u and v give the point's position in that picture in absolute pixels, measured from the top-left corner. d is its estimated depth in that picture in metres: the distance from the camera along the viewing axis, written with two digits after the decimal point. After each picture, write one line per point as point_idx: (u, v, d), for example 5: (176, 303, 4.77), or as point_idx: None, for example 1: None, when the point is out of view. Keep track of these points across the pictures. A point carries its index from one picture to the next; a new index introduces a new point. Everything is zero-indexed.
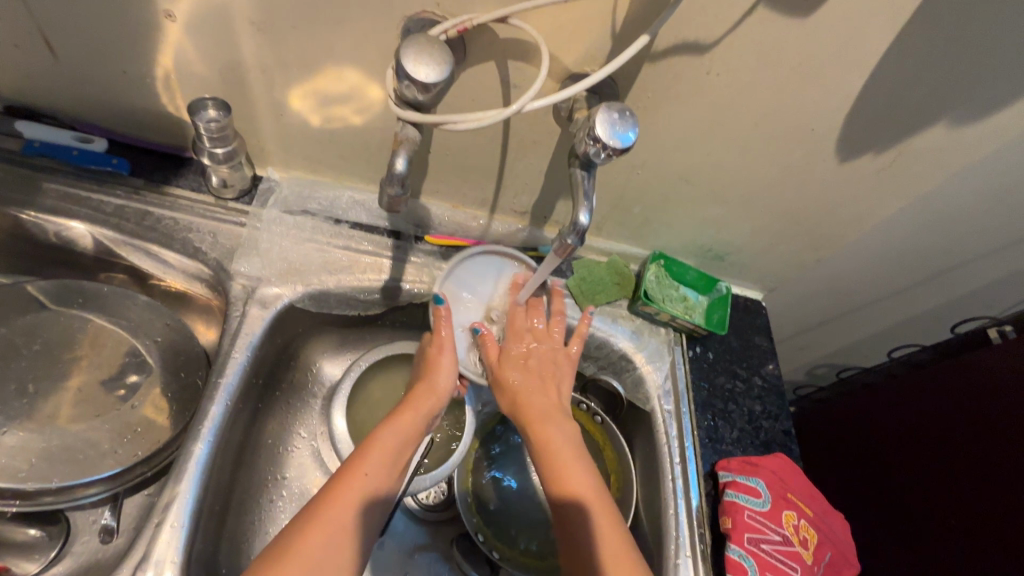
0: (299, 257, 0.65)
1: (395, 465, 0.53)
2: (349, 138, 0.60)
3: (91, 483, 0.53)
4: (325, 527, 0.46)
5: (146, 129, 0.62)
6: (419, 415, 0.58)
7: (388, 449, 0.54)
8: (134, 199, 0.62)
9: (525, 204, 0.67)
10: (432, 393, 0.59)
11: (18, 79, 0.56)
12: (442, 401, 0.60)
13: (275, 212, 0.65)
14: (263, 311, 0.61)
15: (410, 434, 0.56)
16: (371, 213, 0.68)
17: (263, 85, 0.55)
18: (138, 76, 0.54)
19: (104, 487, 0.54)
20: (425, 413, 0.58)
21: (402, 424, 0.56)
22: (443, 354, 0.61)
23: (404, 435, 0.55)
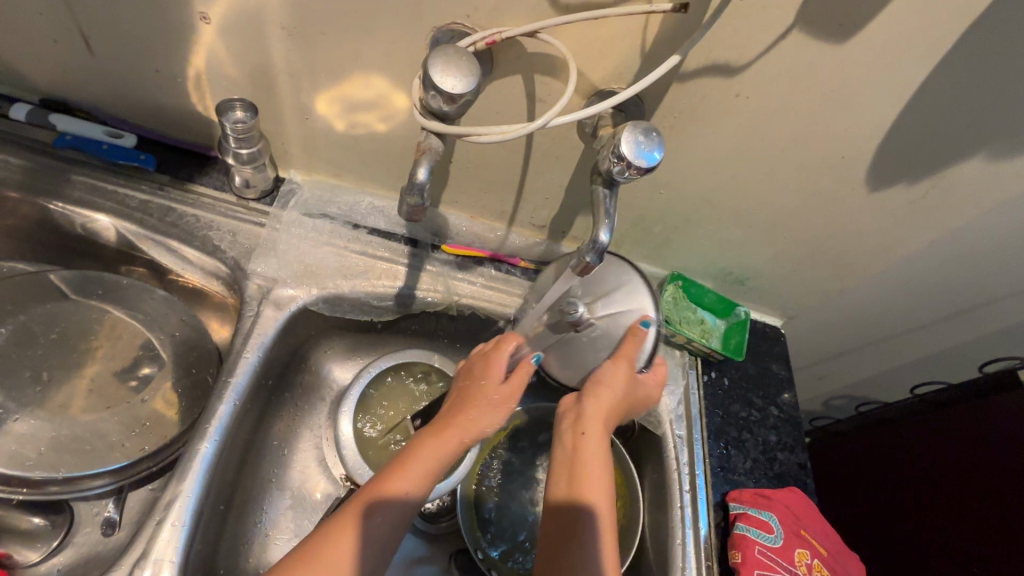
0: (315, 260, 0.65)
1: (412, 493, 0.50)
2: (372, 144, 0.60)
3: (97, 475, 0.54)
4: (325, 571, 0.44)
5: (176, 126, 0.63)
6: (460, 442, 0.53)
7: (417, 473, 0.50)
8: (158, 195, 0.63)
9: (544, 218, 0.66)
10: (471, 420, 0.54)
11: (56, 74, 0.57)
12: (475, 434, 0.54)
13: (295, 214, 0.65)
14: (277, 312, 0.61)
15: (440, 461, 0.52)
16: (389, 219, 0.68)
17: (291, 89, 0.55)
18: (170, 76, 0.55)
19: (111, 479, 0.55)
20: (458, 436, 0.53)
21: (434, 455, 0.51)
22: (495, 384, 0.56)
23: (440, 462, 0.51)
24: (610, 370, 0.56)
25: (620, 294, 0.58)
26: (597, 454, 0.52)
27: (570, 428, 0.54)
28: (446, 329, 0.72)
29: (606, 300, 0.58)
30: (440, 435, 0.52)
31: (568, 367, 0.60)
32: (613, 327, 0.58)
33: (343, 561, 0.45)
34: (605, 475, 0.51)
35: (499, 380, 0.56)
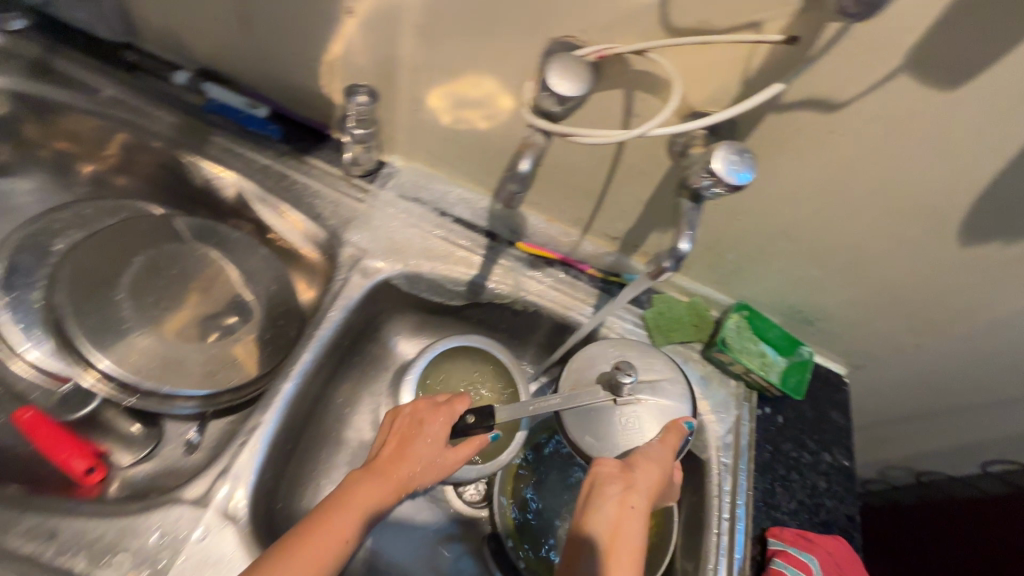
0: (403, 239, 0.70)
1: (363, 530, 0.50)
2: (471, 140, 0.66)
3: (186, 396, 0.61)
4: None
5: (302, 104, 0.71)
6: (396, 482, 0.54)
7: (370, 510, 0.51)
8: (277, 162, 0.69)
9: (619, 230, 0.69)
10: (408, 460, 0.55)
11: (217, 48, 0.67)
12: (418, 477, 0.55)
13: (391, 195, 0.71)
14: (363, 280, 0.67)
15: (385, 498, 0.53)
16: (474, 211, 0.73)
17: (410, 82, 0.61)
18: (308, 59, 0.63)
19: (196, 404, 0.61)
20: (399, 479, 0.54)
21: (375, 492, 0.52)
22: (431, 432, 0.57)
23: (386, 497, 0.53)
24: (657, 451, 0.55)
25: (666, 387, 0.62)
26: (636, 526, 0.48)
27: (620, 495, 0.50)
28: (509, 322, 0.76)
29: (654, 389, 0.61)
30: (388, 474, 0.53)
31: (590, 433, 0.58)
32: (655, 417, 0.60)
33: None
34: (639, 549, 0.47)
35: (437, 432, 0.57)
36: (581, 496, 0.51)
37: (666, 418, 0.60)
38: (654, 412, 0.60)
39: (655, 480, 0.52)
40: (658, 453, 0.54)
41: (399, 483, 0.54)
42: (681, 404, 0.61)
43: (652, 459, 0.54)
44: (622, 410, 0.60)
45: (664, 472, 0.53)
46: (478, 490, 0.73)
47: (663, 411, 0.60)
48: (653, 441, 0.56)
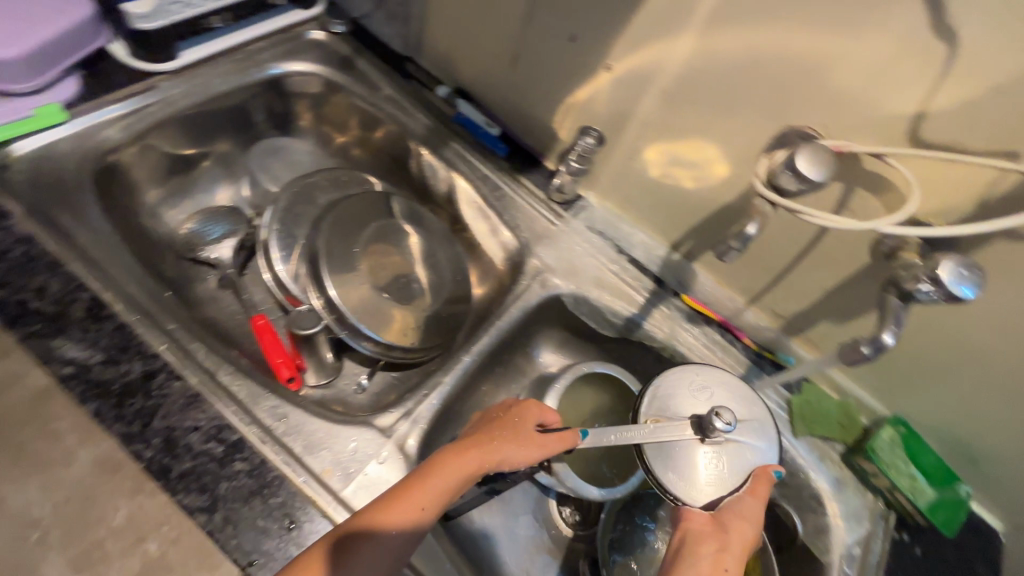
0: (581, 264, 0.77)
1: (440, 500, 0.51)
2: (670, 195, 0.72)
3: (367, 339, 0.70)
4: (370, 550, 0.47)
5: (527, 132, 0.82)
6: (478, 460, 0.54)
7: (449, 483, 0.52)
8: (496, 174, 0.81)
9: (788, 310, 0.72)
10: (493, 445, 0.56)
11: (478, 74, 0.81)
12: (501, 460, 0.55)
13: (581, 224, 0.79)
14: (541, 290, 0.75)
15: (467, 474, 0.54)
16: (649, 256, 0.78)
17: (636, 134, 0.70)
18: (552, 98, 0.74)
19: (373, 348, 0.71)
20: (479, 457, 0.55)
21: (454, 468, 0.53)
22: (517, 429, 0.58)
23: (465, 473, 0.53)
24: (745, 510, 0.52)
25: (755, 429, 0.57)
26: None
27: (714, 556, 0.48)
28: (651, 367, 0.79)
29: (745, 431, 0.56)
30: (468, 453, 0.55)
31: (673, 469, 0.54)
32: (742, 459, 0.55)
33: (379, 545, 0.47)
34: None
35: (523, 427, 0.59)
36: (670, 548, 0.50)
37: (752, 463, 0.55)
38: (743, 455, 0.55)
39: (743, 544, 0.50)
40: (745, 512, 0.51)
41: (479, 462, 0.54)
42: (768, 449, 0.57)
43: (741, 520, 0.51)
44: (710, 451, 0.55)
45: (750, 534, 0.51)
46: (574, 518, 0.76)
47: (750, 454, 0.56)
48: (743, 491, 0.53)
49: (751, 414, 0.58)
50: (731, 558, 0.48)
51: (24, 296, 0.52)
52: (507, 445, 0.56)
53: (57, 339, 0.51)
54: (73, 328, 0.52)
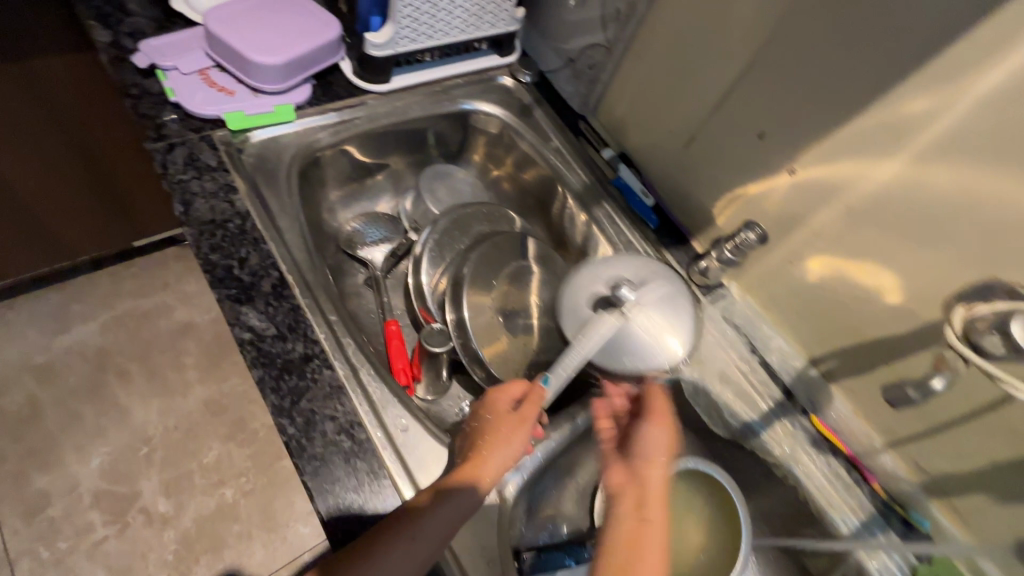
0: (709, 353, 0.75)
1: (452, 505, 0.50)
2: (824, 309, 0.68)
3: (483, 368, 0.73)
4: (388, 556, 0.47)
5: (681, 210, 0.82)
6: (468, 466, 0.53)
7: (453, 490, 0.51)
8: (640, 242, 0.82)
9: (937, 469, 0.63)
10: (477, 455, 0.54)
11: (647, 145, 0.82)
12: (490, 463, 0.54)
13: (717, 313, 0.77)
14: (662, 370, 0.73)
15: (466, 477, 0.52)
16: (783, 365, 0.74)
17: (802, 240, 0.67)
18: (719, 184, 0.74)
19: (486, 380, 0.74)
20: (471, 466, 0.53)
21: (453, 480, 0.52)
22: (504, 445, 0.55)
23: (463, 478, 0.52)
24: (652, 433, 0.56)
25: (652, 288, 0.65)
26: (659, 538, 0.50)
27: (638, 508, 0.51)
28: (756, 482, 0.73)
29: (642, 294, 0.64)
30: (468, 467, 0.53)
31: (627, 356, 0.62)
32: (654, 327, 0.62)
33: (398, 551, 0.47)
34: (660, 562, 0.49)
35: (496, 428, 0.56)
36: (606, 511, 0.53)
37: (658, 325, 0.63)
38: (652, 320, 0.63)
39: (658, 486, 0.53)
40: (650, 441, 0.56)
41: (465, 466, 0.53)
42: (672, 302, 0.64)
43: (653, 466, 0.54)
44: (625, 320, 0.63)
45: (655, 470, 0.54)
46: None
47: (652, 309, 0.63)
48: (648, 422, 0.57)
49: (663, 288, 0.65)
50: (648, 501, 0.52)
51: (230, 263, 0.60)
52: (491, 458, 0.54)
53: (245, 305, 0.58)
54: (259, 299, 0.59)
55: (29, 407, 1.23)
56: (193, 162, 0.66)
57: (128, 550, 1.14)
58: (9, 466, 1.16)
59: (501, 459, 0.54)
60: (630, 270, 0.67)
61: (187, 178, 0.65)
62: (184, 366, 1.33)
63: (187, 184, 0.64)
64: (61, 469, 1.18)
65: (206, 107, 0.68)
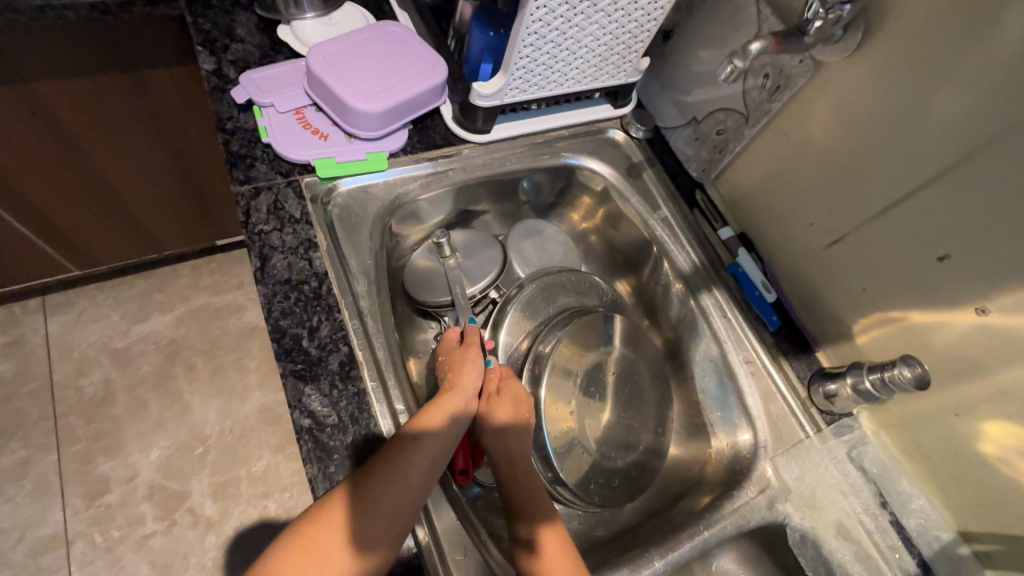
0: (826, 498, 0.62)
1: (436, 443, 0.52)
2: (998, 486, 0.54)
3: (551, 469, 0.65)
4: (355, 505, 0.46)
5: (810, 314, 0.69)
6: (459, 405, 0.56)
7: (440, 425, 0.53)
8: (755, 346, 0.70)
9: None
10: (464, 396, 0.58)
11: (778, 233, 0.70)
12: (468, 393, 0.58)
13: (841, 448, 0.64)
14: (766, 510, 0.62)
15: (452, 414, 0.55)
16: (923, 529, 0.60)
17: (978, 393, 0.54)
18: (869, 299, 0.61)
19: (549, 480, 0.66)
20: (458, 400, 0.57)
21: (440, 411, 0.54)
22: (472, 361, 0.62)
23: (452, 418, 0.55)
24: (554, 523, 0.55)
25: (476, 248, 0.76)
26: None
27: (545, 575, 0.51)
28: None
29: (461, 249, 0.76)
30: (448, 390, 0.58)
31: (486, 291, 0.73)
32: (487, 268, 0.75)
33: (369, 495, 0.47)
34: None
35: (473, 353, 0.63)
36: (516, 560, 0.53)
37: (488, 255, 0.76)
38: (483, 265, 0.75)
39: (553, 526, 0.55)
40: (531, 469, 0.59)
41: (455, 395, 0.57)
42: (486, 236, 0.78)
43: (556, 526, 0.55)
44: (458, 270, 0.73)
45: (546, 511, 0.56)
46: None
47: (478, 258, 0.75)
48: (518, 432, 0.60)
49: (490, 249, 0.77)
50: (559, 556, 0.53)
51: (300, 332, 0.56)
52: (466, 372, 0.60)
53: (308, 385, 0.53)
54: (325, 380, 0.54)
55: (104, 389, 1.27)
56: (276, 211, 0.62)
57: (171, 548, 1.15)
58: (79, 446, 1.21)
59: (468, 369, 0.61)
60: (456, 246, 0.76)
61: (268, 230, 0.61)
62: (247, 369, 1.35)
63: (267, 237, 0.60)
64: (122, 456, 1.22)
65: (299, 151, 0.64)
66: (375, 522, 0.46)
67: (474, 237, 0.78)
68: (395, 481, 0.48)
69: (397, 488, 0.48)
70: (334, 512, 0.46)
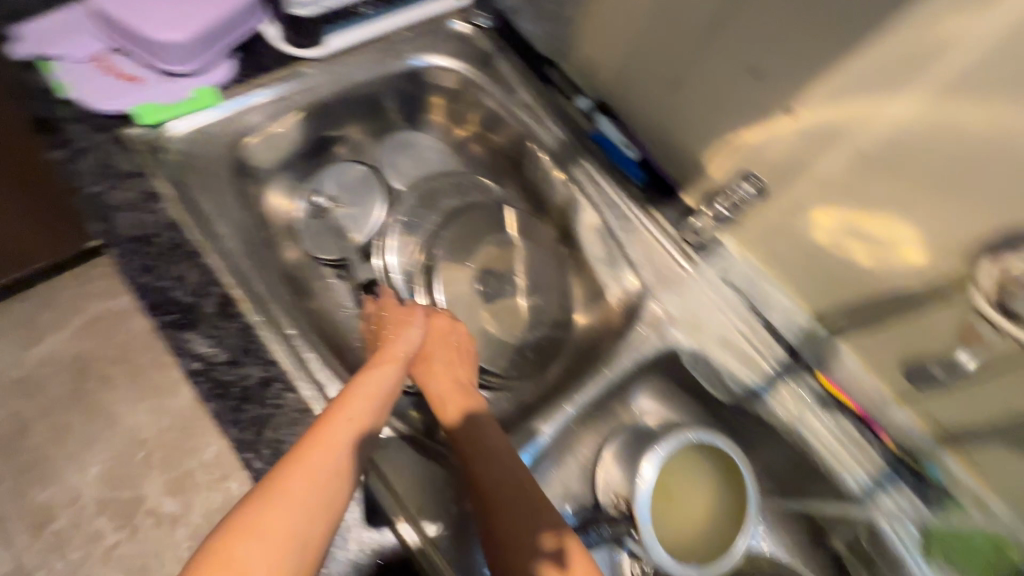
0: (706, 319, 0.70)
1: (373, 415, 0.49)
2: (833, 267, 0.63)
3: None
4: (300, 485, 0.40)
5: (670, 161, 0.74)
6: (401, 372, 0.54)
7: (380, 393, 0.51)
8: (627, 202, 0.74)
9: (951, 419, 0.61)
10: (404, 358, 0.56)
11: (628, 91, 0.73)
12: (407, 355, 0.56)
13: (713, 273, 0.71)
14: (658, 341, 0.69)
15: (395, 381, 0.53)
16: (787, 322, 0.69)
17: (805, 191, 0.61)
18: (711, 131, 0.66)
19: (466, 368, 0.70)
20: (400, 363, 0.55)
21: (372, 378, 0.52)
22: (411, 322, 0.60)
23: (391, 385, 0.52)
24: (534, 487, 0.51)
25: (344, 181, 0.77)
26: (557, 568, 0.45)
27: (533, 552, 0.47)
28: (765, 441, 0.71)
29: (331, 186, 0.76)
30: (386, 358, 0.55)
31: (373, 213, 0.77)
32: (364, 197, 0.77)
33: (312, 477, 0.41)
34: None
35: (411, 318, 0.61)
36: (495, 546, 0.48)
37: (356, 181, 0.77)
38: (357, 192, 0.77)
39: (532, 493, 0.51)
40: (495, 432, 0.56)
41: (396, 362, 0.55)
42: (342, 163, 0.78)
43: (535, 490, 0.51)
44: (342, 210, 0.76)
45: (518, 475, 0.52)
46: None
47: (350, 189, 0.77)
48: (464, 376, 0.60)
49: (354, 173, 0.78)
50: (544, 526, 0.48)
51: (165, 283, 0.55)
52: (403, 338, 0.58)
53: (187, 331, 0.53)
54: (203, 323, 0.53)
55: (16, 422, 1.20)
56: (106, 169, 0.58)
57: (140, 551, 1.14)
58: (7, 483, 1.15)
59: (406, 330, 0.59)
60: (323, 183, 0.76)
61: (103, 190, 0.57)
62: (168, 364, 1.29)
63: (103, 199, 0.57)
64: (59, 480, 1.17)
65: (109, 101, 0.60)
66: (320, 506, 0.40)
67: (333, 169, 0.77)
68: (341, 464, 0.43)
69: (343, 471, 0.43)
70: (276, 497, 0.39)
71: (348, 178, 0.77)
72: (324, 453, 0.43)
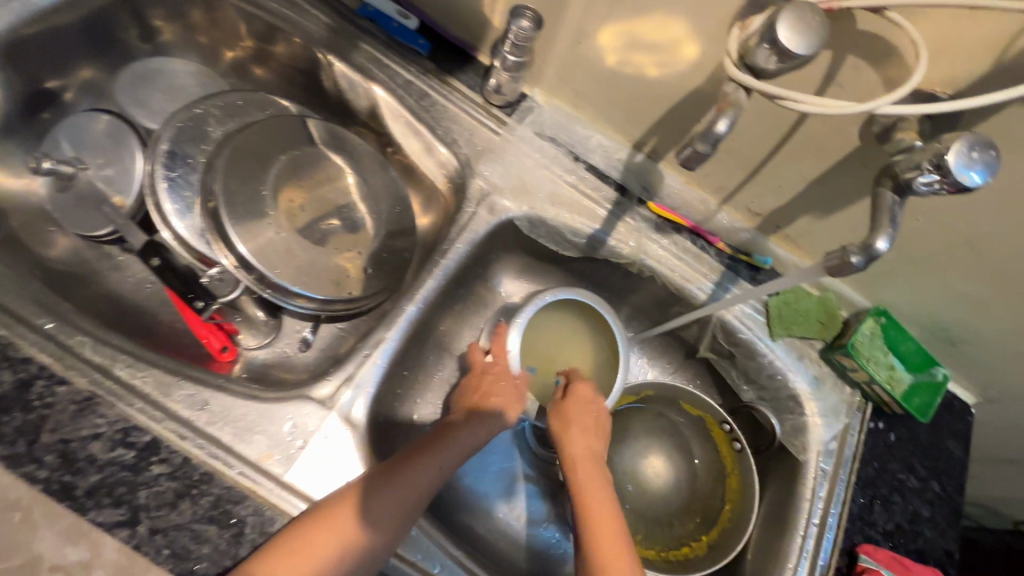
0: (533, 179, 0.67)
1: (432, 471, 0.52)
2: (631, 89, 0.61)
3: (302, 296, 0.61)
4: (331, 535, 0.45)
5: (453, 22, 0.67)
6: (474, 427, 0.59)
7: (450, 450, 0.56)
8: (422, 79, 0.67)
9: (765, 206, 0.64)
10: (489, 412, 0.61)
11: None
12: (496, 416, 0.61)
13: (528, 131, 0.68)
14: (489, 217, 0.65)
15: (467, 418, 0.60)
16: (610, 161, 0.69)
17: (580, 12, 0.57)
18: None
19: (310, 306, 0.62)
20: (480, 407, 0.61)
21: (458, 443, 0.57)
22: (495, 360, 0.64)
23: (463, 445, 0.57)
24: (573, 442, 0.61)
25: (82, 138, 0.63)
26: (611, 513, 0.56)
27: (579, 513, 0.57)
28: (620, 281, 0.73)
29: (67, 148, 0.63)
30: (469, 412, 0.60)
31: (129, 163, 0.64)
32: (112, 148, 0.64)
33: (340, 527, 0.46)
34: (619, 543, 0.54)
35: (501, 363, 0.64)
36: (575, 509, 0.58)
37: (95, 133, 0.64)
38: (100, 146, 0.63)
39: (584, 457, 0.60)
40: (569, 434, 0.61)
41: (472, 413, 0.60)
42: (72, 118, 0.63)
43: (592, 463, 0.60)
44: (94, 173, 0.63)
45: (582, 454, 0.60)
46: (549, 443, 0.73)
47: (92, 145, 0.63)
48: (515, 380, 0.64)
49: (93, 125, 0.64)
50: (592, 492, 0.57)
51: None
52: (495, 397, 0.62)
53: None
54: None
55: None
56: None
57: None
58: None
59: (502, 397, 0.62)
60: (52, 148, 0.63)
61: None
62: None
63: None
64: None
65: None
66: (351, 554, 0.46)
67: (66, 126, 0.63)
68: (369, 513, 0.47)
69: (376, 517, 0.47)
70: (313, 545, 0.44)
71: (86, 132, 0.64)
72: (358, 508, 0.47)
